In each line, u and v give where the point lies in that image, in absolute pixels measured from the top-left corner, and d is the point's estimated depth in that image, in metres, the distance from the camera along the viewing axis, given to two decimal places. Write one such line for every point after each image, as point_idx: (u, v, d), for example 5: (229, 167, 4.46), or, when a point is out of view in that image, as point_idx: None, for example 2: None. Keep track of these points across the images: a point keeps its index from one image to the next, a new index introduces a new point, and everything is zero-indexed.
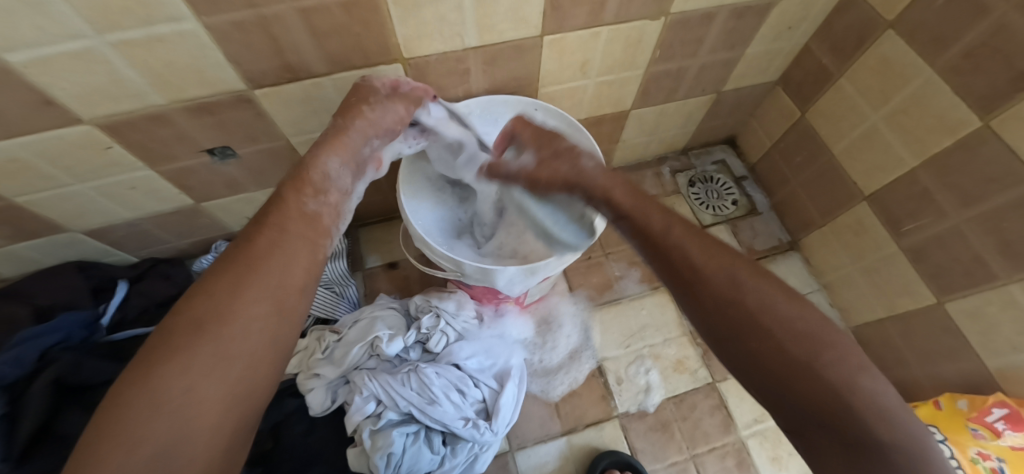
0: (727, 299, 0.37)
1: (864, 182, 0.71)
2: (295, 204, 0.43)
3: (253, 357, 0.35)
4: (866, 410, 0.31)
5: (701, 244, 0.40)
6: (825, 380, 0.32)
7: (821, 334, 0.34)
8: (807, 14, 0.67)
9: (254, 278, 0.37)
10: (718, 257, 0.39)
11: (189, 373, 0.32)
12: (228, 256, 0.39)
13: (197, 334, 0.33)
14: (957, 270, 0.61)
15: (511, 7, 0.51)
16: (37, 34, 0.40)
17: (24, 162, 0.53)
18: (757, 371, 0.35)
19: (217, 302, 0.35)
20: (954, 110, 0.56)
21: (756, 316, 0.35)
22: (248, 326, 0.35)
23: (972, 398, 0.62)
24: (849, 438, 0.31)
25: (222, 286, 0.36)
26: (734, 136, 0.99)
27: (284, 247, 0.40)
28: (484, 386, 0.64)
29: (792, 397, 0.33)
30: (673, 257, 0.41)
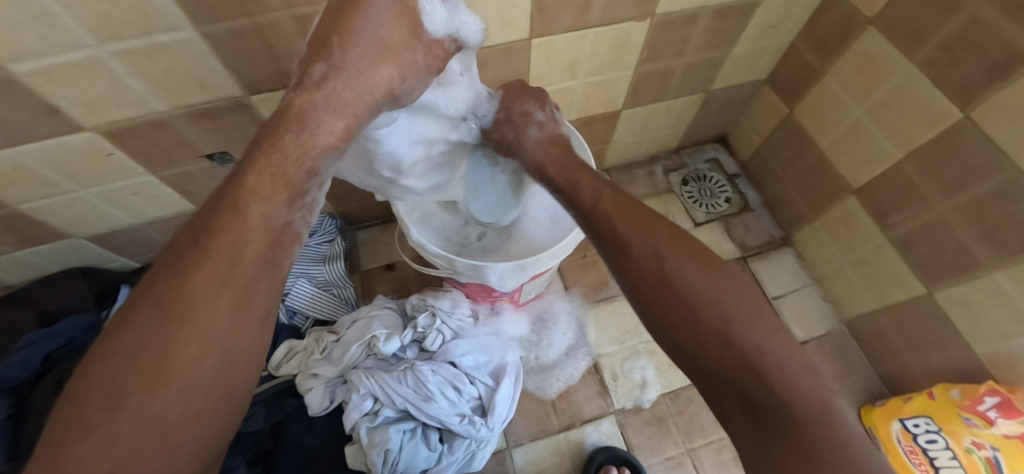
0: (650, 269, 0.39)
1: (852, 176, 0.73)
2: (255, 215, 0.34)
3: (192, 418, 0.30)
4: (773, 375, 0.32)
5: (627, 216, 0.43)
6: (734, 344, 0.34)
7: (734, 307, 0.36)
8: (789, 13, 0.69)
9: (187, 333, 0.30)
10: (648, 228, 0.41)
11: (112, 450, 0.27)
12: (151, 296, 0.30)
13: (115, 408, 0.28)
14: (943, 259, 0.62)
15: (498, 10, 0.53)
16: (41, 44, 0.42)
17: (30, 169, 0.55)
18: (671, 338, 0.37)
19: (142, 370, 0.29)
20: (935, 102, 0.58)
21: (682, 286, 0.38)
22: (191, 389, 0.30)
23: (964, 386, 0.62)
24: (756, 405, 0.33)
25: (149, 347, 0.29)
26: (725, 134, 1.00)
27: (235, 285, 0.33)
28: (479, 383, 0.65)
29: (708, 365, 0.35)
30: (601, 227, 0.43)
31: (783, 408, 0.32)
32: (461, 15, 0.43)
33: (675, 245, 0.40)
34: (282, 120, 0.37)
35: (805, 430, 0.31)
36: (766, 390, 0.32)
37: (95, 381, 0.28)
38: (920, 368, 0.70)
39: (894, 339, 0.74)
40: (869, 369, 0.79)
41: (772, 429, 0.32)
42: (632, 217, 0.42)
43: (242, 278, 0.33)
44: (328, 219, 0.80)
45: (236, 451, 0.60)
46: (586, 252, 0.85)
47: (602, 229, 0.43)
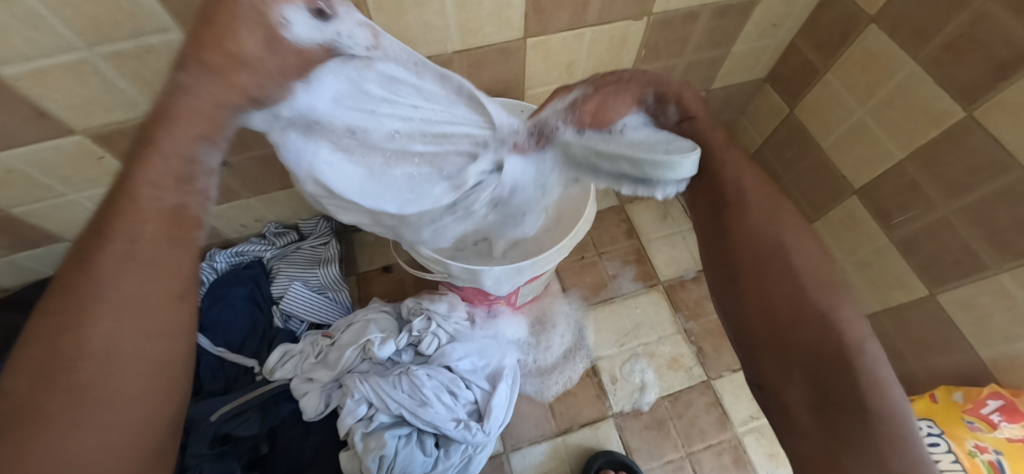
0: (755, 236, 0.35)
1: (854, 176, 0.72)
2: (147, 200, 0.28)
3: (130, 396, 0.26)
4: (867, 373, 0.29)
5: (755, 177, 0.37)
6: (833, 333, 0.30)
7: (844, 295, 0.32)
8: (790, 11, 0.68)
9: (99, 306, 0.26)
10: (773, 198, 0.36)
11: (41, 433, 0.24)
12: (65, 274, 0.27)
13: (42, 388, 0.24)
14: (947, 261, 0.61)
15: (494, 10, 0.52)
16: (29, 47, 0.41)
17: (21, 173, 0.54)
18: (758, 310, 0.34)
19: (60, 352, 0.25)
20: (938, 101, 0.57)
21: (793, 261, 0.34)
22: (116, 366, 0.26)
23: (967, 389, 0.61)
24: (834, 397, 0.30)
25: (59, 326, 0.25)
26: (725, 134, 0.99)
27: (136, 257, 0.27)
28: (476, 387, 0.64)
29: (791, 346, 0.32)
30: (718, 180, 0.38)
31: (864, 409, 0.29)
32: (346, 24, 0.35)
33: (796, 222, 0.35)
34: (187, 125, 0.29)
35: (882, 442, 0.28)
36: (855, 387, 0.29)
37: (26, 362, 0.25)
38: (923, 371, 0.69)
39: (896, 341, 0.72)
40: None
41: (840, 429, 0.30)
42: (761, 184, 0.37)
43: (148, 250, 0.28)
44: (326, 223, 0.81)
45: (231, 457, 0.59)
46: (584, 253, 0.84)
47: (715, 181, 0.38)
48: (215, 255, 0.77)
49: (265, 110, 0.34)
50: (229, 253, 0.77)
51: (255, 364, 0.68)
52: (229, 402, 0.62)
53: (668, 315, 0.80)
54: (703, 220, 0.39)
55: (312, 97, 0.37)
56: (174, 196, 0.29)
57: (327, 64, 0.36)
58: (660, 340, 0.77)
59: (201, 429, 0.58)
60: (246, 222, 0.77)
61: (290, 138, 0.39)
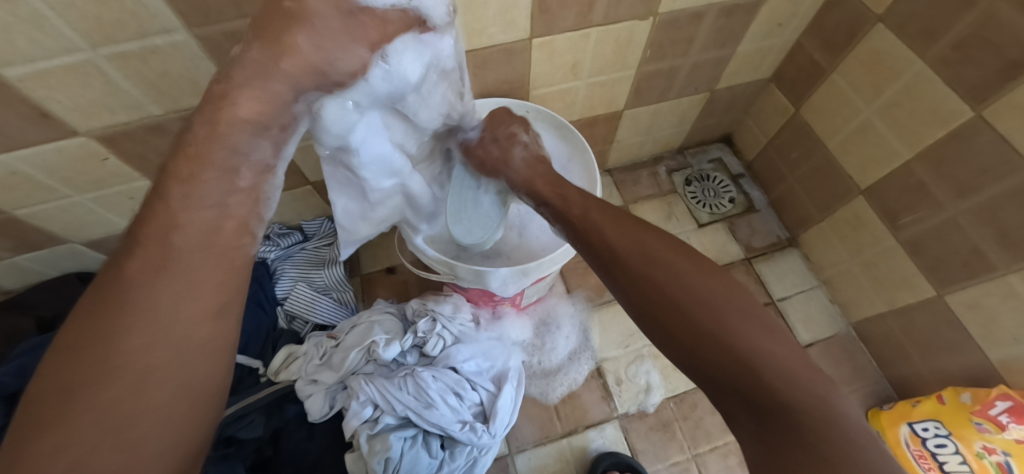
0: (646, 266, 0.37)
1: (860, 177, 0.71)
2: (183, 209, 0.29)
3: (153, 413, 0.28)
4: (771, 373, 0.29)
5: (614, 224, 0.40)
6: (731, 342, 0.31)
7: (726, 305, 0.33)
8: (796, 10, 0.67)
9: (139, 318, 0.28)
10: (638, 236, 0.39)
11: (68, 447, 0.24)
12: (102, 288, 0.28)
13: (66, 401, 0.25)
14: (955, 262, 0.61)
15: (499, 10, 0.52)
16: (33, 48, 0.41)
17: (24, 174, 0.54)
18: (665, 335, 0.35)
19: (89, 362, 0.26)
20: (947, 102, 0.56)
21: (671, 288, 0.35)
22: (145, 380, 0.27)
23: (975, 390, 0.61)
24: (754, 402, 0.30)
25: (95, 339, 0.27)
26: (730, 134, 0.99)
27: (173, 272, 0.29)
28: (481, 389, 0.64)
29: (698, 363, 0.32)
30: (590, 239, 0.41)
31: (785, 405, 0.28)
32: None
33: (664, 254, 0.37)
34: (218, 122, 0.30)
35: (809, 431, 0.27)
36: (765, 389, 0.29)
37: (55, 375, 0.26)
38: (931, 372, 0.69)
39: (903, 342, 0.72)
40: (877, 373, 0.78)
41: (775, 427, 0.29)
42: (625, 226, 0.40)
43: (183, 261, 0.29)
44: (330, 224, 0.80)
45: (236, 459, 0.59)
46: None
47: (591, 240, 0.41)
48: None
49: (336, 96, 0.37)
50: None
51: (260, 365, 0.68)
52: (234, 404, 0.62)
53: None
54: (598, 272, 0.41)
55: (389, 77, 0.39)
56: (216, 198, 0.31)
57: (402, 33, 0.36)
58: None
59: None
60: None
61: (355, 128, 0.42)
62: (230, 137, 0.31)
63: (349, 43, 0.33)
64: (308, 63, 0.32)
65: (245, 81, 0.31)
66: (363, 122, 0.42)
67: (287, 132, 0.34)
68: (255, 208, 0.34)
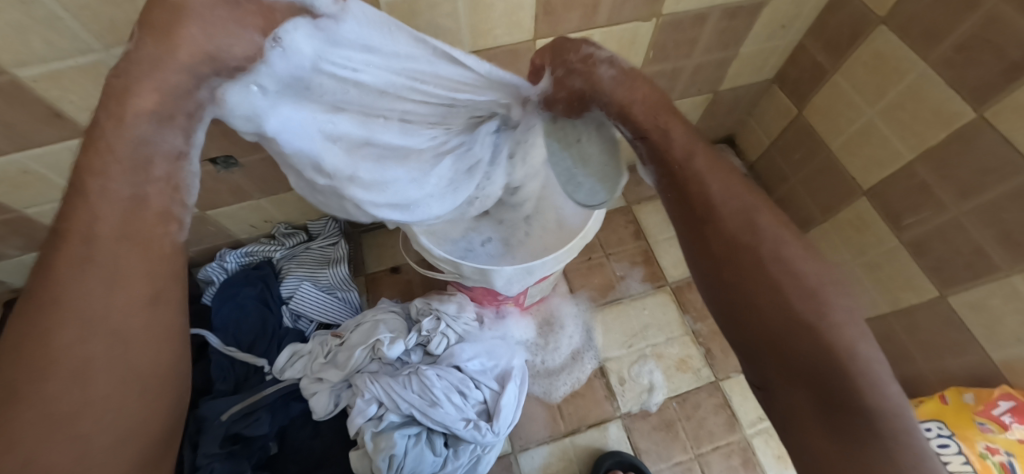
0: (738, 245, 0.33)
1: (863, 178, 0.72)
2: (101, 196, 0.25)
3: (108, 404, 0.25)
4: (862, 376, 0.27)
5: (727, 178, 0.34)
6: (830, 338, 0.29)
7: (826, 298, 0.30)
8: (800, 12, 0.68)
9: (62, 311, 0.24)
10: (748, 200, 0.34)
11: (14, 450, 0.22)
12: (27, 280, 0.24)
13: (7, 401, 0.22)
14: (959, 263, 0.61)
15: (504, 12, 0.52)
16: (48, 49, 0.42)
17: (36, 173, 0.54)
18: (751, 318, 0.32)
19: (21, 364, 0.23)
20: (950, 103, 0.57)
21: (768, 268, 0.31)
22: (88, 373, 0.24)
23: (978, 391, 0.61)
24: (831, 400, 0.28)
25: (24, 335, 0.23)
26: (733, 135, 0.99)
27: (100, 259, 0.25)
28: (485, 388, 0.64)
29: (785, 351, 0.30)
30: (688, 191, 0.35)
31: (866, 410, 0.27)
32: None
33: (779, 231, 0.33)
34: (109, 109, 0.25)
35: (887, 440, 0.26)
36: (852, 391, 0.27)
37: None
38: (934, 373, 0.69)
39: (906, 343, 0.72)
40: None
41: (850, 431, 0.27)
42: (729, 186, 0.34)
43: (108, 249, 0.25)
44: (335, 223, 0.80)
45: (242, 457, 0.59)
46: (592, 254, 0.84)
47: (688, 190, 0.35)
48: (227, 255, 0.78)
49: (239, 80, 0.30)
50: (239, 253, 0.78)
51: (265, 363, 0.68)
52: (240, 402, 0.62)
53: (676, 316, 0.80)
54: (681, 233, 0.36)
55: (288, 58, 0.31)
56: (133, 189, 0.26)
57: (293, 16, 0.31)
58: (668, 341, 0.77)
59: (212, 429, 0.59)
60: (255, 222, 0.77)
61: (272, 117, 0.34)
62: (131, 130, 0.26)
63: (236, 29, 0.28)
64: (201, 50, 0.27)
65: (132, 69, 0.25)
66: (281, 111, 0.34)
67: (195, 121, 0.29)
68: (180, 203, 0.29)
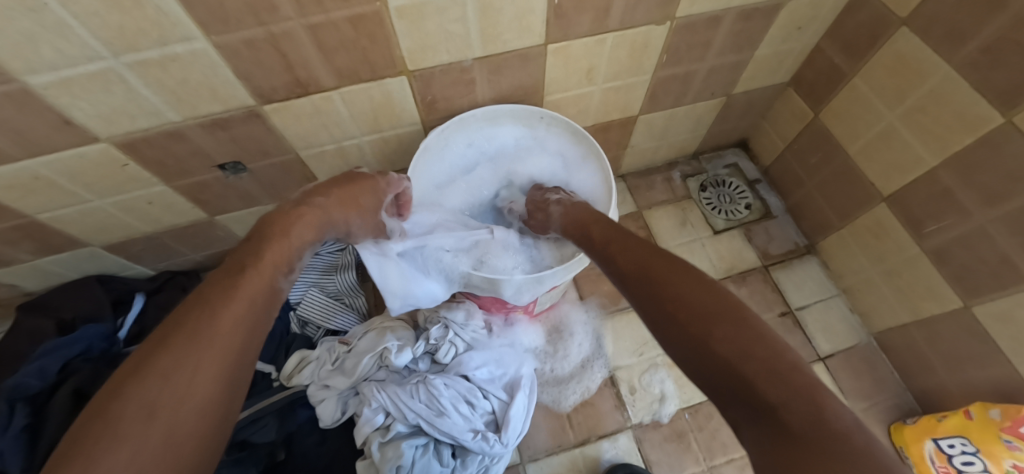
0: (661, 285, 0.43)
1: (882, 184, 0.69)
2: (263, 275, 0.40)
3: (200, 445, 0.31)
4: (766, 373, 0.33)
5: (646, 250, 0.48)
6: (737, 346, 0.35)
7: (739, 315, 0.37)
8: (816, 13, 0.66)
9: (216, 355, 0.33)
10: (655, 256, 0.46)
11: (141, 463, 0.27)
12: (182, 322, 0.34)
13: (148, 420, 0.29)
14: (983, 272, 0.59)
15: (514, 16, 0.52)
16: (57, 56, 0.42)
17: (46, 179, 0.55)
18: (682, 342, 0.39)
19: (174, 386, 0.31)
20: (975, 107, 0.55)
21: (683, 301, 0.41)
22: (203, 408, 0.32)
23: (1006, 406, 0.58)
24: (755, 406, 0.32)
25: (181, 363, 0.32)
26: (746, 139, 0.96)
27: (247, 322, 0.37)
28: (493, 397, 0.63)
29: (711, 366, 0.36)
30: (618, 262, 0.49)
31: (775, 404, 0.31)
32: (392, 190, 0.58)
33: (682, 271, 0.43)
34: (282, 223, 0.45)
35: (801, 424, 0.29)
36: (763, 388, 0.32)
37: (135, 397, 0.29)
38: (957, 386, 0.67)
39: (926, 354, 0.70)
40: (900, 385, 0.76)
41: (774, 429, 0.30)
42: (632, 247, 0.49)
43: (251, 314, 0.37)
44: None
45: (248, 464, 0.60)
46: None
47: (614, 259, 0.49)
48: None
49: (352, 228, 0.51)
50: None
51: (272, 370, 0.68)
52: (247, 407, 0.62)
53: None
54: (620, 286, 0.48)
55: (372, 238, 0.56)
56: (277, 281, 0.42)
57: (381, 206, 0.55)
58: None
59: None
60: None
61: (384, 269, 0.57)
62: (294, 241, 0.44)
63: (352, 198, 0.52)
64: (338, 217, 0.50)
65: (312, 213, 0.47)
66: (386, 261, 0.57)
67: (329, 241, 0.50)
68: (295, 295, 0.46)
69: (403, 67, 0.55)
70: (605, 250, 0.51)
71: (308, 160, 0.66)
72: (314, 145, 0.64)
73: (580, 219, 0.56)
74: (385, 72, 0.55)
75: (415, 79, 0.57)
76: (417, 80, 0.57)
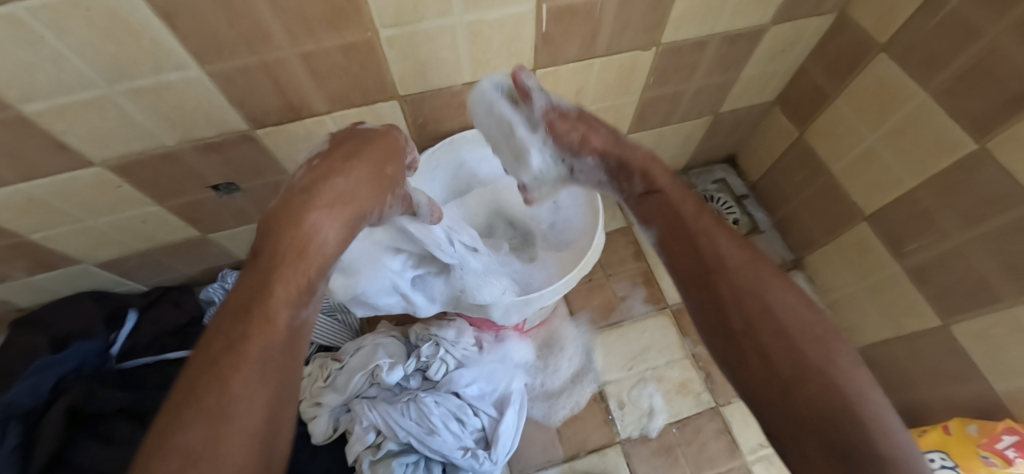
0: (741, 290, 0.38)
1: (864, 203, 0.71)
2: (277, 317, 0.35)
3: None
4: (865, 420, 0.30)
5: (729, 237, 0.42)
6: (831, 383, 0.32)
7: (828, 344, 0.34)
8: (800, 36, 0.68)
9: (238, 427, 0.29)
10: (740, 250, 0.41)
11: None
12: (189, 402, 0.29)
13: None
14: (961, 291, 0.60)
15: (504, 43, 0.53)
16: (53, 85, 0.43)
17: (40, 200, 0.55)
18: (755, 358, 0.36)
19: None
20: (951, 131, 0.56)
21: (769, 313, 0.36)
22: None
23: (983, 423, 0.60)
24: (839, 448, 0.30)
25: (200, 444, 0.27)
26: (734, 155, 0.98)
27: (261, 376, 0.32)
28: (484, 414, 0.64)
29: (790, 394, 0.33)
30: (699, 244, 0.42)
31: (870, 457, 0.28)
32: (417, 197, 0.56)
33: (737, 249, 0.41)
34: (291, 221, 0.39)
35: None
36: (858, 436, 0.29)
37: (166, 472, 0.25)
38: (939, 401, 0.68)
39: (909, 369, 0.72)
40: None
41: None
42: (714, 232, 0.43)
43: (266, 366, 0.33)
44: None
45: None
46: (592, 275, 0.84)
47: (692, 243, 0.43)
48: (228, 274, 0.80)
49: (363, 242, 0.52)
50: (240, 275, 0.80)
51: None
52: None
53: (676, 339, 0.79)
54: (665, 259, 0.46)
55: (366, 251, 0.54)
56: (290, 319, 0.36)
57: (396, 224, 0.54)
58: (668, 364, 0.77)
59: None
60: None
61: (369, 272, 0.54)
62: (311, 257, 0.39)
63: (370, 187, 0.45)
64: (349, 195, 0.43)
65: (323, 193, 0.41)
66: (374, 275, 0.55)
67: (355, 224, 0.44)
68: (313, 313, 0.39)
69: (395, 91, 0.56)
70: (680, 227, 0.45)
71: None
72: None
73: (632, 161, 0.50)
74: (377, 96, 0.56)
75: (407, 103, 0.58)
76: (408, 103, 0.59)
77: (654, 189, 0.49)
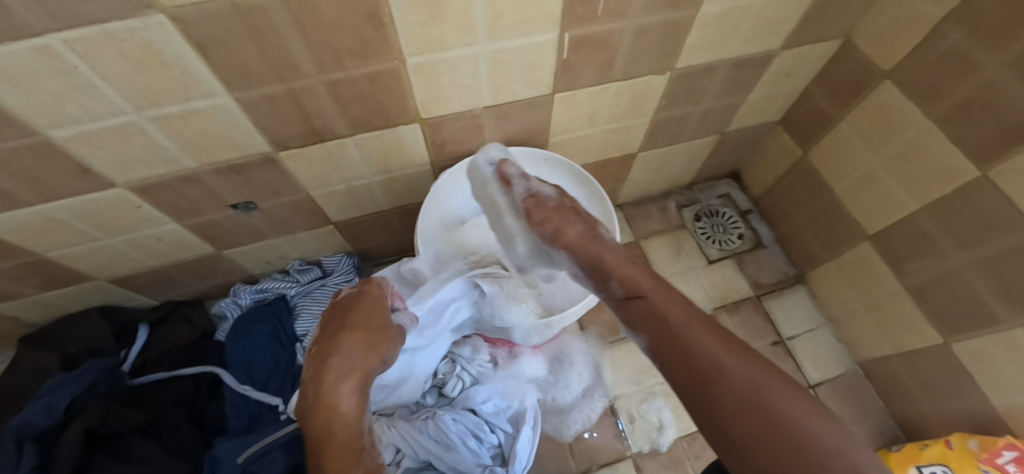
0: (727, 391, 0.37)
1: (867, 223, 0.73)
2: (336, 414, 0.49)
3: None
4: None
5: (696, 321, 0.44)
6: None
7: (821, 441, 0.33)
8: (805, 62, 0.70)
9: None
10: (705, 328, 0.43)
11: None
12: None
13: None
14: (960, 310, 0.63)
15: (524, 70, 0.54)
16: (83, 113, 0.43)
17: (59, 221, 0.55)
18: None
19: None
20: (951, 159, 0.58)
21: (762, 415, 0.35)
22: None
23: (982, 437, 0.62)
24: None
25: None
26: (738, 171, 1.00)
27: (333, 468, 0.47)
28: (500, 430, 0.65)
29: None
30: (674, 338, 0.43)
31: None
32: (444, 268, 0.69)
33: (731, 353, 0.39)
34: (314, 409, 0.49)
35: None
36: None
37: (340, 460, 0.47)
38: (938, 415, 0.70)
39: (908, 383, 0.74)
40: (885, 412, 0.80)
41: None
42: (690, 329, 0.43)
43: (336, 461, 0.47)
44: (347, 260, 0.83)
45: None
46: None
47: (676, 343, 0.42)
48: (240, 289, 0.81)
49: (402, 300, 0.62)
50: (253, 290, 0.80)
51: (278, 402, 0.71)
52: (254, 443, 0.64)
53: None
54: (659, 368, 0.44)
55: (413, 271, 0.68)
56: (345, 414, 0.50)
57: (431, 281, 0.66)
58: None
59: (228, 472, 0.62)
60: (270, 259, 0.79)
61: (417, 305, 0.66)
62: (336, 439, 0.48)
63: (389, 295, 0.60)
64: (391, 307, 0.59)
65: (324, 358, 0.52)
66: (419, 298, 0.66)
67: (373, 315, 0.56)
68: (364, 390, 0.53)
69: (415, 115, 0.57)
70: (666, 328, 0.44)
71: (318, 199, 0.68)
72: (325, 185, 0.65)
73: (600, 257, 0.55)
74: (398, 120, 0.56)
75: (426, 126, 0.59)
76: (427, 127, 0.60)
77: (636, 292, 0.50)
